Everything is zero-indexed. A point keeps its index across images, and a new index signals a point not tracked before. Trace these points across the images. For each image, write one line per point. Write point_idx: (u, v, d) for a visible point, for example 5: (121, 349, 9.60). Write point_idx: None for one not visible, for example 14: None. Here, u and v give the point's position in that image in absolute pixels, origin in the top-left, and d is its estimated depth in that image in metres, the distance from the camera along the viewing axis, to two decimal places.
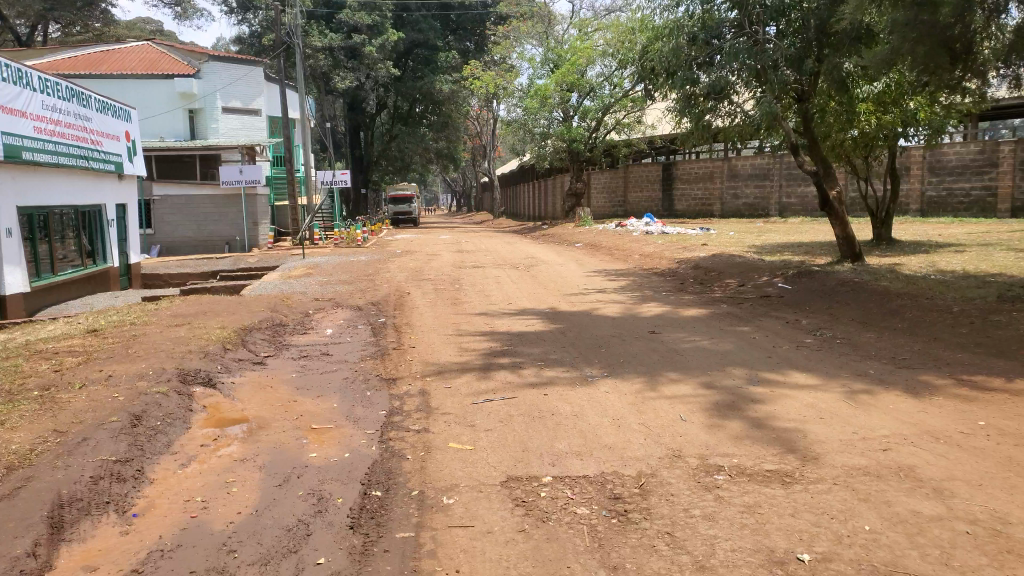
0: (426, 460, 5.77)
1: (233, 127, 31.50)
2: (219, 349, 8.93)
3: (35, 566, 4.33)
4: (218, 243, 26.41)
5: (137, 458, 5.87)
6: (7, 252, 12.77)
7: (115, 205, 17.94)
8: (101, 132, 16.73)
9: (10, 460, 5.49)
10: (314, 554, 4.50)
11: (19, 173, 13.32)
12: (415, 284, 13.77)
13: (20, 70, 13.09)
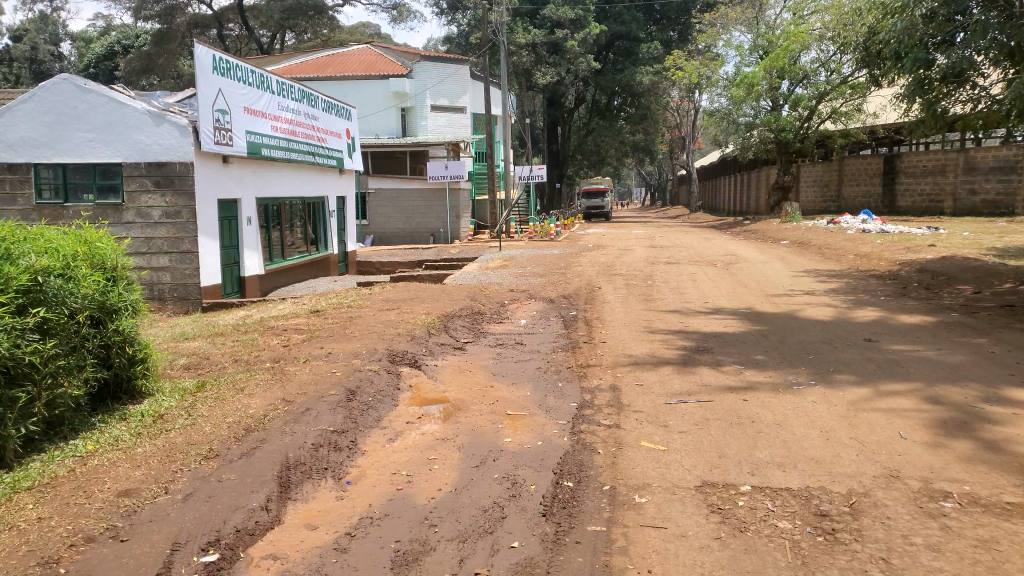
0: (618, 456, 5.72)
1: (441, 124, 33.18)
2: (424, 334, 9.45)
3: (267, 520, 4.82)
4: (424, 234, 28.01)
5: (351, 430, 6.35)
6: (248, 238, 14.40)
7: (336, 197, 19.58)
8: (326, 130, 18.30)
9: (249, 423, 6.18)
10: (508, 537, 4.62)
11: (260, 167, 14.91)
12: (608, 278, 13.74)
13: (262, 75, 14.67)
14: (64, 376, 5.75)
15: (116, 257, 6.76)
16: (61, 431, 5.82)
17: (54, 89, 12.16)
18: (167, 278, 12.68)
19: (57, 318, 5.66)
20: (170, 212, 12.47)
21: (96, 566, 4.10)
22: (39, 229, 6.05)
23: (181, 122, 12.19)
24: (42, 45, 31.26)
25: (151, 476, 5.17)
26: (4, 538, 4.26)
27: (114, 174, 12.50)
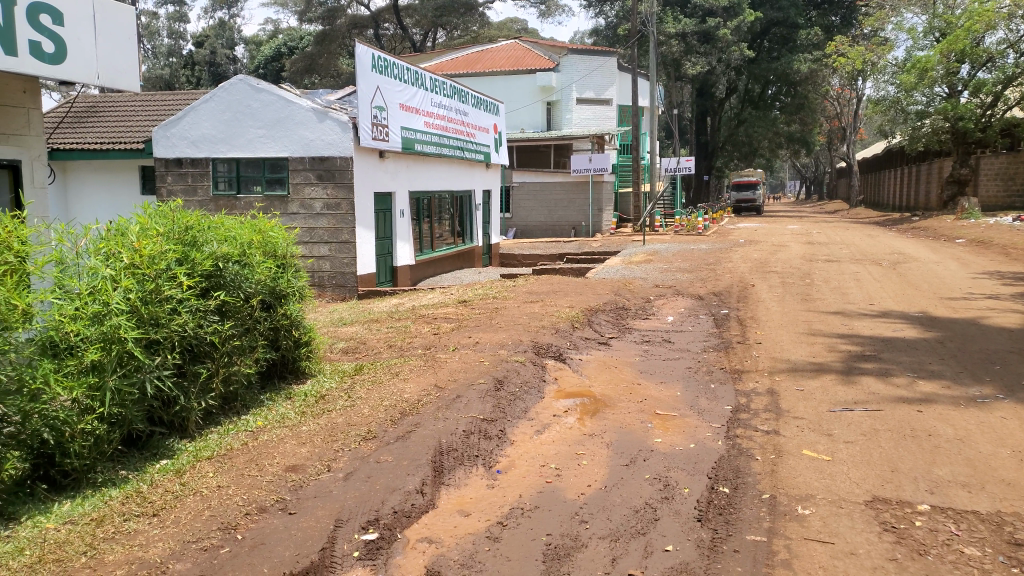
0: (777, 464, 5.43)
1: (586, 117, 33.11)
2: (569, 327, 9.43)
3: (422, 503, 4.94)
4: (566, 227, 28.06)
5: (500, 420, 6.42)
6: (400, 229, 14.98)
7: (482, 190, 19.96)
8: (475, 125, 18.68)
9: (403, 407, 6.39)
10: (662, 540, 4.49)
11: (412, 162, 15.44)
12: (761, 276, 13.15)
13: (416, 72, 15.17)
14: (239, 355, 6.16)
15: (286, 246, 7.19)
16: (235, 406, 6.24)
17: (232, 89, 13.14)
18: (326, 266, 13.39)
19: (234, 302, 6.07)
20: (331, 203, 13.14)
21: (269, 535, 4.30)
22: (222, 218, 6.49)
23: (342, 118, 12.83)
24: (220, 50, 33.87)
25: (316, 453, 5.44)
26: (189, 501, 4.55)
27: (281, 167, 13.32)
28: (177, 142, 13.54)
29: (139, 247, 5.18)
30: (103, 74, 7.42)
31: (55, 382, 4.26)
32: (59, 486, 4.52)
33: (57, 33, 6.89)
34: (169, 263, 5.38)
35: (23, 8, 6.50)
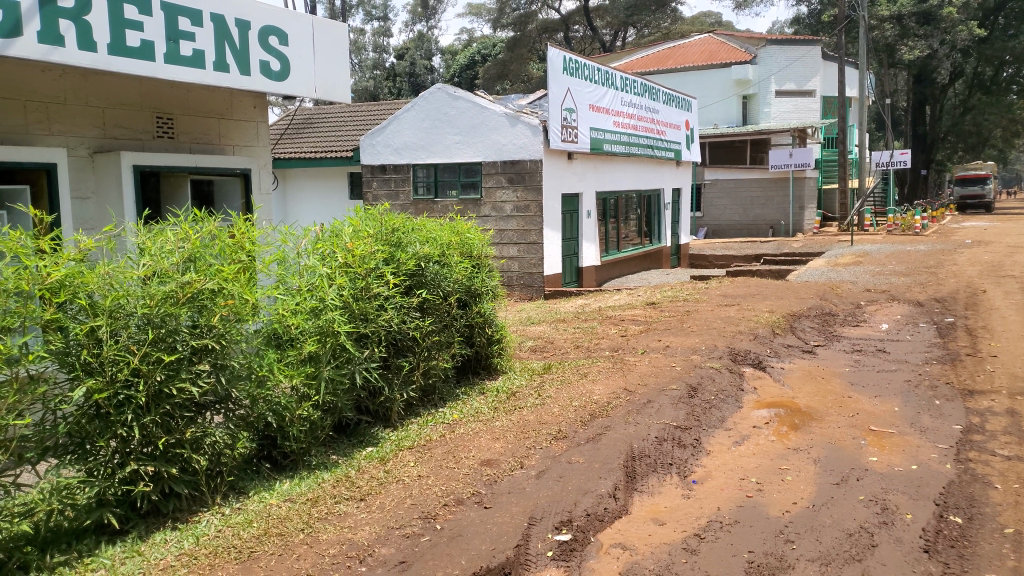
0: (1021, 495, 4.75)
1: (786, 110, 31.36)
2: (768, 333, 8.90)
3: (614, 508, 4.82)
4: (762, 227, 26.77)
5: (694, 428, 6.17)
6: (586, 230, 14.98)
7: (672, 189, 19.49)
8: (665, 123, 18.28)
9: (593, 409, 6.33)
10: (882, 569, 4.06)
11: (601, 162, 15.39)
12: (995, 281, 11.70)
13: (606, 72, 15.11)
14: (437, 350, 6.40)
15: (482, 246, 7.37)
16: (434, 398, 6.49)
17: (431, 98, 13.81)
18: (515, 267, 13.68)
19: (434, 300, 6.31)
20: (521, 206, 13.41)
21: (465, 527, 4.35)
22: (424, 220, 6.76)
23: (533, 122, 13.01)
24: (419, 61, 35.05)
25: (509, 449, 5.52)
26: (392, 489, 4.74)
27: (475, 172, 13.78)
28: (382, 150, 14.49)
29: (352, 248, 5.46)
30: (333, 89, 7.21)
31: (278, 371, 4.62)
32: (279, 467, 4.90)
33: (293, 53, 6.74)
34: (378, 263, 5.64)
35: (261, 29, 6.40)
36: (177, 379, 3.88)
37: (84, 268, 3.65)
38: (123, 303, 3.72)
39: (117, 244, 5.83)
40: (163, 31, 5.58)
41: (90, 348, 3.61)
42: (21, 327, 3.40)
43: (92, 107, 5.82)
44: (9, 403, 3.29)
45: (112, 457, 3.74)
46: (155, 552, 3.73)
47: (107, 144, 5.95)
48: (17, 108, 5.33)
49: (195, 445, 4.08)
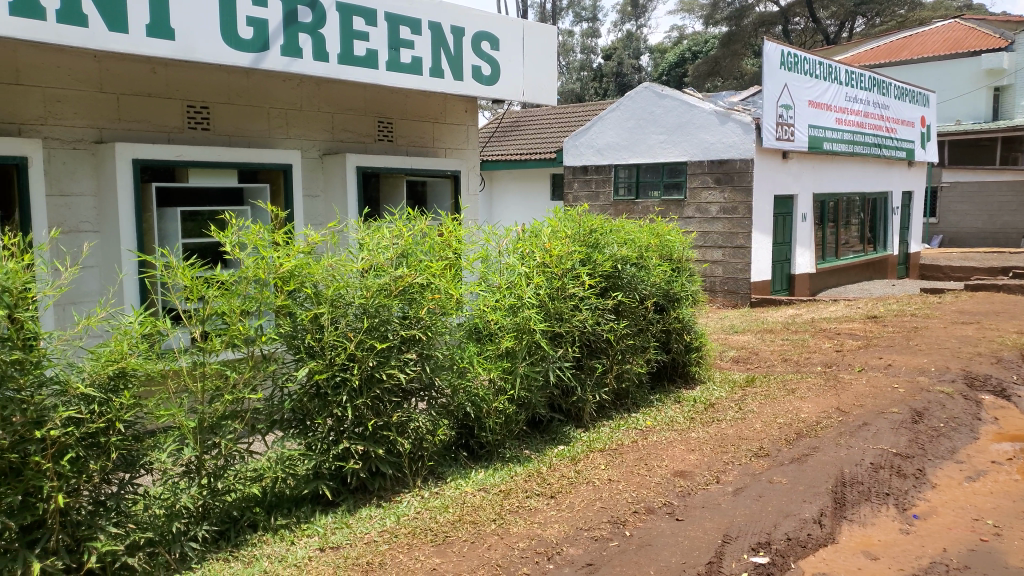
0: None
1: None
2: (1015, 357, 7.81)
3: (819, 535, 4.41)
4: (1013, 235, 23.67)
5: (918, 458, 5.54)
6: (800, 235, 14.04)
7: (902, 192, 17.74)
8: (897, 119, 16.68)
9: (799, 428, 5.91)
10: None
11: (819, 163, 14.37)
12: None
13: (830, 66, 14.09)
14: (632, 354, 6.31)
15: (682, 249, 7.17)
16: (626, 402, 6.41)
17: (637, 97, 13.71)
18: (719, 271, 13.16)
19: (630, 303, 6.21)
20: (727, 207, 12.86)
21: (655, 537, 4.20)
22: (623, 221, 6.68)
23: (745, 119, 12.42)
24: (627, 61, 34.95)
25: (705, 462, 5.29)
26: (582, 489, 4.72)
27: (680, 172, 13.41)
28: (586, 150, 14.59)
29: (550, 248, 5.47)
30: (540, 91, 7.33)
31: (478, 364, 4.76)
32: (475, 455, 5.04)
33: (503, 56, 6.95)
34: (575, 263, 5.64)
35: (475, 34, 6.65)
36: (388, 364, 4.09)
37: (311, 260, 3.97)
38: (343, 293, 4.00)
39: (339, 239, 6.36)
40: (386, 40, 5.98)
41: (314, 332, 3.93)
42: (257, 311, 3.83)
43: (324, 112, 6.38)
44: (245, 378, 3.77)
45: (328, 434, 4.04)
46: (361, 526, 3.99)
47: (336, 147, 6.50)
48: (262, 114, 5.96)
49: (400, 428, 4.30)
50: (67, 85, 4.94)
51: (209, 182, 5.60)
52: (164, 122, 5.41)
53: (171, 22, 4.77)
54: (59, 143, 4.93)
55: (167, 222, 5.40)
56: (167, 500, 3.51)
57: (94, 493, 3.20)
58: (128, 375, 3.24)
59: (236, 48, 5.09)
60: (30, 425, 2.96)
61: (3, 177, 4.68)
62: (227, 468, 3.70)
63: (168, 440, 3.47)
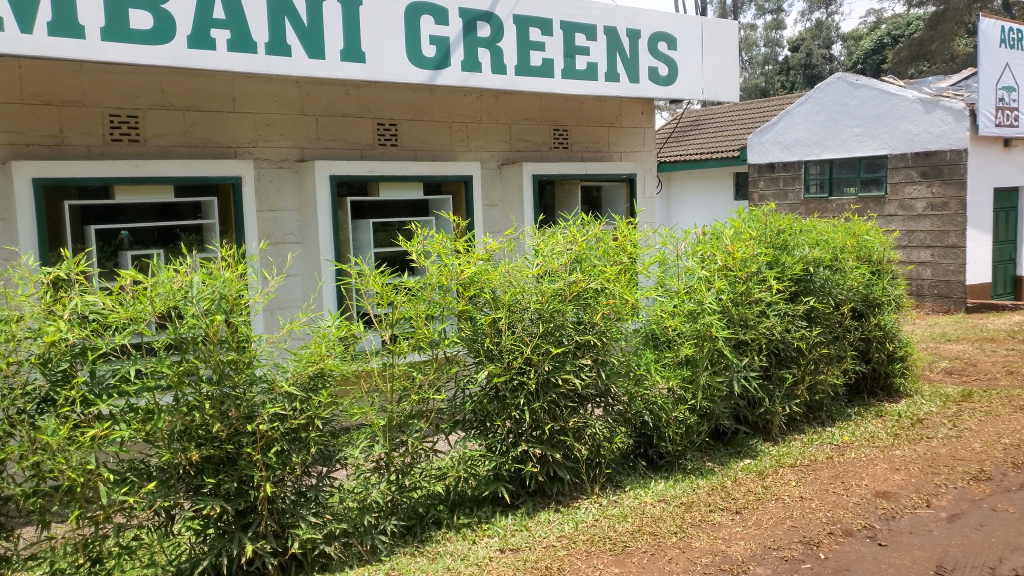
0: None
1: None
2: None
3: None
4: None
5: None
6: None
7: None
8: None
9: None
10: None
11: None
12: None
13: None
14: (826, 364, 5.86)
15: (883, 250, 6.57)
16: (820, 416, 5.99)
17: (829, 89, 12.84)
18: (927, 274, 11.94)
19: (824, 308, 5.78)
20: (936, 203, 11.65)
21: (853, 562, 3.85)
22: (815, 221, 6.24)
23: (956, 106, 11.23)
24: (817, 50, 31.97)
25: (912, 483, 4.79)
26: (770, 506, 4.44)
27: (878, 167, 12.35)
28: (772, 147, 13.86)
29: (733, 250, 5.16)
30: (720, 88, 7.06)
31: (656, 371, 4.65)
32: (654, 466, 4.92)
33: (682, 55, 6.77)
34: (761, 266, 5.31)
35: (652, 35, 6.55)
36: (563, 369, 4.09)
37: (490, 266, 4.03)
38: (519, 298, 4.04)
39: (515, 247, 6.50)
40: (562, 48, 6.03)
41: (493, 336, 3.99)
42: (440, 315, 3.94)
43: (502, 123, 6.55)
44: (430, 379, 3.90)
45: (507, 436, 4.10)
46: (540, 530, 4.01)
47: (513, 156, 6.64)
48: (444, 128, 6.22)
49: (577, 434, 4.27)
50: (274, 111, 5.44)
51: (397, 194, 5.93)
52: (356, 139, 5.80)
53: (363, 46, 5.10)
54: (267, 164, 5.45)
55: (361, 233, 5.78)
56: (359, 493, 3.74)
57: (296, 485, 3.48)
58: (325, 374, 3.50)
59: (421, 66, 5.36)
60: (243, 419, 3.27)
61: (222, 196, 5.24)
62: (413, 465, 3.86)
63: (360, 437, 3.70)
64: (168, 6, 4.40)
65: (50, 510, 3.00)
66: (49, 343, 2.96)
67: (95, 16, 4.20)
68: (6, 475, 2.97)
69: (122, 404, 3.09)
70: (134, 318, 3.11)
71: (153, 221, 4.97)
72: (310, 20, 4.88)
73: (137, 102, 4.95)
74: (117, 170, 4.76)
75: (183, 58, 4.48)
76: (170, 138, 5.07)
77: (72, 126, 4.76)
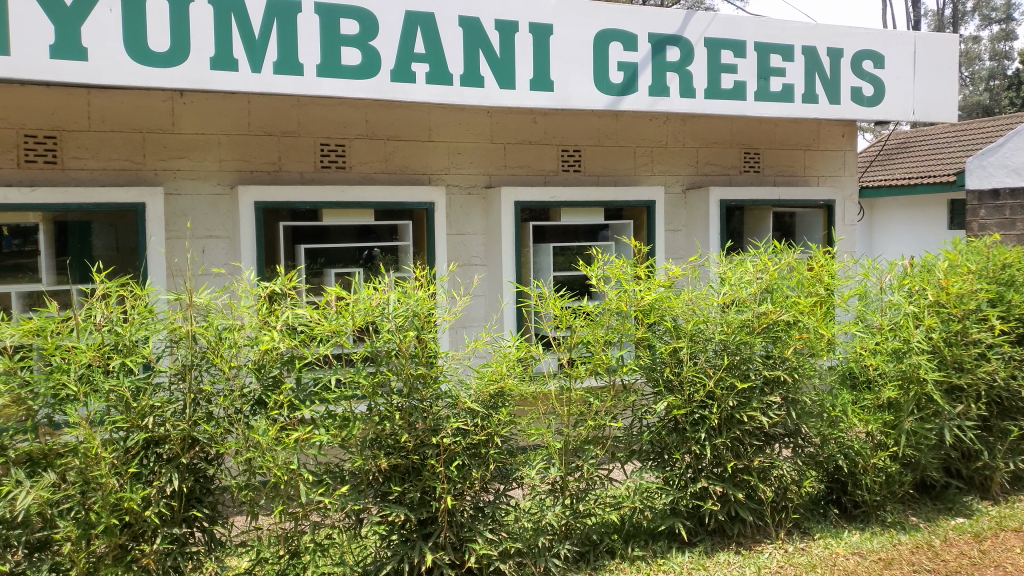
0: None
1: None
2: None
3: None
4: None
5: None
6: None
7: None
8: None
9: None
10: None
11: None
12: None
13: None
14: None
15: None
16: None
17: None
18: None
19: None
20: None
21: None
22: None
23: None
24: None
25: None
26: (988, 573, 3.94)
27: None
28: None
29: (947, 284, 4.62)
30: (934, 107, 6.48)
31: (853, 414, 4.32)
32: (848, 515, 4.55)
33: (891, 73, 6.30)
34: (982, 303, 4.76)
35: (857, 53, 6.15)
36: (749, 406, 3.89)
37: (672, 294, 3.90)
38: (703, 328, 3.89)
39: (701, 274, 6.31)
40: (756, 70, 5.82)
41: (672, 366, 3.87)
42: (618, 342, 3.86)
43: (689, 147, 6.43)
44: (607, 406, 3.82)
45: (686, 471, 3.96)
46: (718, 571, 3.82)
47: (700, 181, 6.48)
48: (629, 153, 6.21)
49: (763, 474, 4.06)
50: (466, 139, 5.70)
51: (578, 220, 5.98)
52: (542, 166, 5.94)
53: (551, 75, 5.22)
54: (457, 190, 5.71)
55: (541, 257, 5.89)
56: (535, 514, 3.74)
57: (475, 499, 3.57)
58: (505, 394, 3.59)
59: (607, 92, 5.39)
60: (428, 431, 3.42)
61: (416, 220, 5.53)
62: (588, 491, 3.82)
63: (537, 458, 3.70)
64: (374, 43, 4.75)
65: (258, 502, 3.28)
66: (263, 350, 3.26)
67: (312, 54, 4.62)
68: (224, 468, 3.28)
69: (322, 410, 3.34)
70: (336, 331, 3.34)
71: (354, 242, 5.35)
72: (503, 51, 5.07)
73: (345, 133, 5.38)
74: (325, 195, 5.19)
75: (387, 91, 4.81)
76: (371, 165, 5.46)
77: (289, 155, 5.26)
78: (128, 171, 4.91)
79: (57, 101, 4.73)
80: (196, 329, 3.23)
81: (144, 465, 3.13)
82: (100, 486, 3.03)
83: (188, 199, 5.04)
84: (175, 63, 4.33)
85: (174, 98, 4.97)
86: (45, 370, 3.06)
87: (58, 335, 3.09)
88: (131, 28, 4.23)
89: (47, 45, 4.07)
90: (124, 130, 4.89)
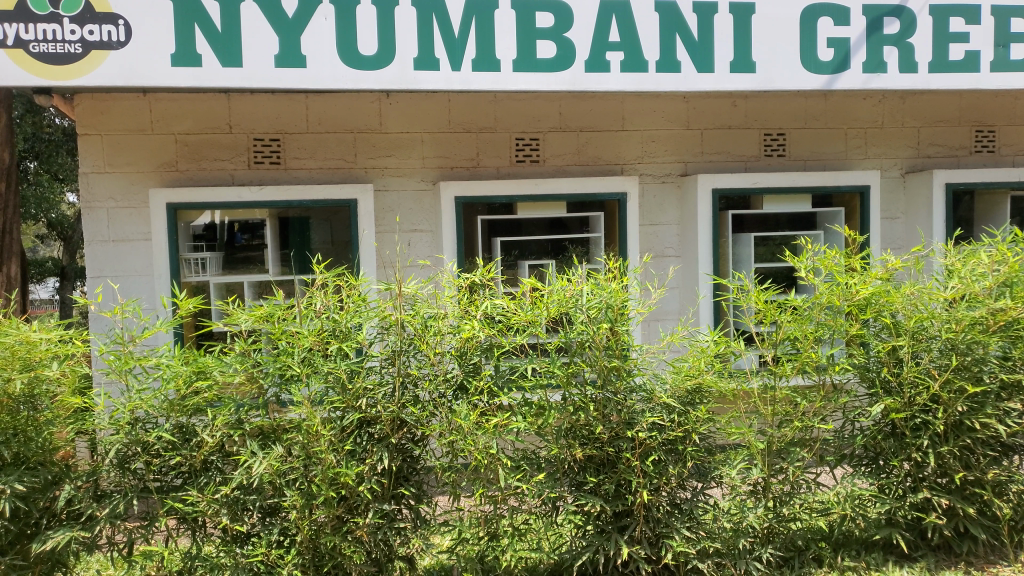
0: None
1: None
2: None
3: None
4: None
5: None
6: None
7: None
8: None
9: None
10: None
11: None
12: None
13: None
14: None
15: None
16: None
17: None
18: None
19: None
20: None
21: None
22: None
23: None
24: None
25: None
26: None
27: None
28: None
29: None
30: None
31: None
32: None
33: None
34: None
35: None
36: (982, 412, 3.50)
37: (890, 287, 3.60)
38: (926, 325, 3.55)
39: (924, 266, 5.84)
40: (991, 37, 5.23)
41: (890, 366, 3.57)
42: (829, 339, 3.59)
43: (909, 127, 5.90)
44: (815, 407, 3.58)
45: (905, 479, 3.66)
46: None
47: (922, 164, 5.93)
48: (839, 135, 5.82)
49: (998, 489, 3.70)
50: (661, 127, 5.60)
51: (781, 208, 5.65)
52: (742, 151, 5.71)
53: (753, 56, 4.99)
54: (651, 179, 5.62)
55: (741, 248, 5.66)
56: (734, 515, 3.59)
57: (671, 495, 3.49)
58: (704, 390, 3.47)
59: (816, 71, 5.06)
60: (623, 425, 3.39)
61: (608, 211, 5.50)
62: (793, 494, 3.61)
63: (737, 457, 3.53)
64: (569, 34, 4.77)
65: (460, 484, 3.40)
66: (464, 338, 3.37)
67: (509, 49, 4.71)
68: (429, 449, 3.44)
69: (519, 397, 3.41)
70: (531, 321, 3.41)
71: (547, 234, 5.39)
72: (700, 34, 4.91)
73: (539, 126, 5.46)
74: (520, 189, 5.31)
75: (581, 82, 4.81)
76: (565, 157, 5.51)
77: (486, 150, 5.42)
78: (343, 169, 5.28)
79: (282, 108, 5.18)
80: (404, 317, 3.38)
81: (358, 443, 3.35)
82: (320, 461, 3.27)
83: (395, 195, 5.34)
84: (383, 65, 4.59)
85: (381, 99, 5.27)
86: (273, 353, 3.35)
87: (284, 321, 3.35)
88: (345, 35, 4.53)
89: (273, 55, 4.45)
90: (339, 131, 5.26)
